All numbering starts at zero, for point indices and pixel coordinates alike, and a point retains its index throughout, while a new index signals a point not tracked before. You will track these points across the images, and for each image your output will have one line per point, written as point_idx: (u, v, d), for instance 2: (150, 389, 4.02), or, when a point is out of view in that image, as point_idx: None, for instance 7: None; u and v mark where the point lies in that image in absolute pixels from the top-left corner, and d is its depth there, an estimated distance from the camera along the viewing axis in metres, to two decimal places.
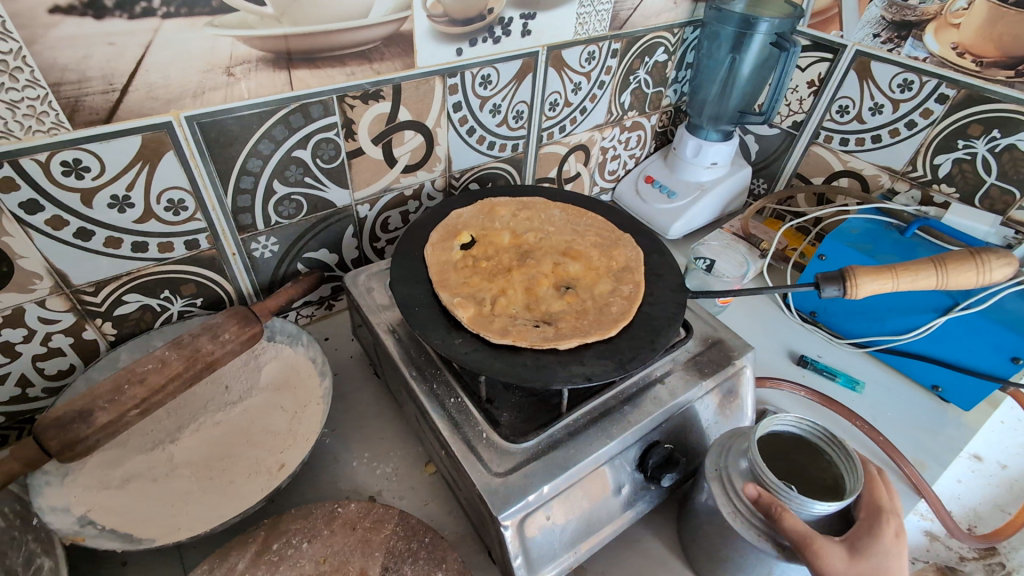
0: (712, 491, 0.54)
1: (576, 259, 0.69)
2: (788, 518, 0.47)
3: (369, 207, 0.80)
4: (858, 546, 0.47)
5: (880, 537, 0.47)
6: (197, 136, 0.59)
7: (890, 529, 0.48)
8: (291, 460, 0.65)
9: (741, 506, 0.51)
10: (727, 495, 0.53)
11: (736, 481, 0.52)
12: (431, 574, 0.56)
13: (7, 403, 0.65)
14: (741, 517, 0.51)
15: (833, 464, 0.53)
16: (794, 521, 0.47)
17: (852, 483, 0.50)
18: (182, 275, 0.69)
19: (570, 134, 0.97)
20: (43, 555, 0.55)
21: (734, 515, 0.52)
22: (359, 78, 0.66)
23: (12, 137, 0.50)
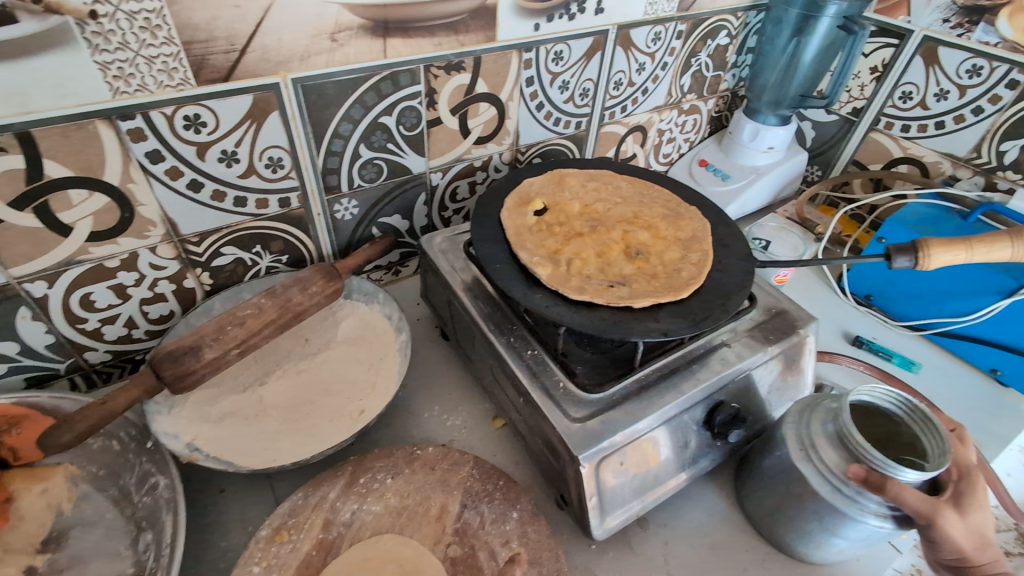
0: (801, 468, 0.55)
1: (644, 228, 0.72)
2: (905, 493, 0.49)
3: (442, 175, 0.84)
4: (963, 503, 0.50)
5: (978, 491, 0.51)
6: (300, 98, 0.64)
7: (979, 481, 0.52)
8: (371, 407, 0.69)
9: (837, 482, 0.53)
10: (817, 469, 0.54)
11: (827, 456, 0.54)
12: (506, 513, 0.59)
13: (114, 343, 0.71)
14: (839, 493, 0.52)
15: (902, 426, 0.57)
16: (908, 494, 0.49)
17: (937, 446, 0.52)
18: (273, 231, 0.74)
19: (630, 115, 0.99)
20: (156, 476, 0.61)
21: (832, 492, 0.53)
22: (445, 49, 0.70)
23: (146, 91, 0.54)
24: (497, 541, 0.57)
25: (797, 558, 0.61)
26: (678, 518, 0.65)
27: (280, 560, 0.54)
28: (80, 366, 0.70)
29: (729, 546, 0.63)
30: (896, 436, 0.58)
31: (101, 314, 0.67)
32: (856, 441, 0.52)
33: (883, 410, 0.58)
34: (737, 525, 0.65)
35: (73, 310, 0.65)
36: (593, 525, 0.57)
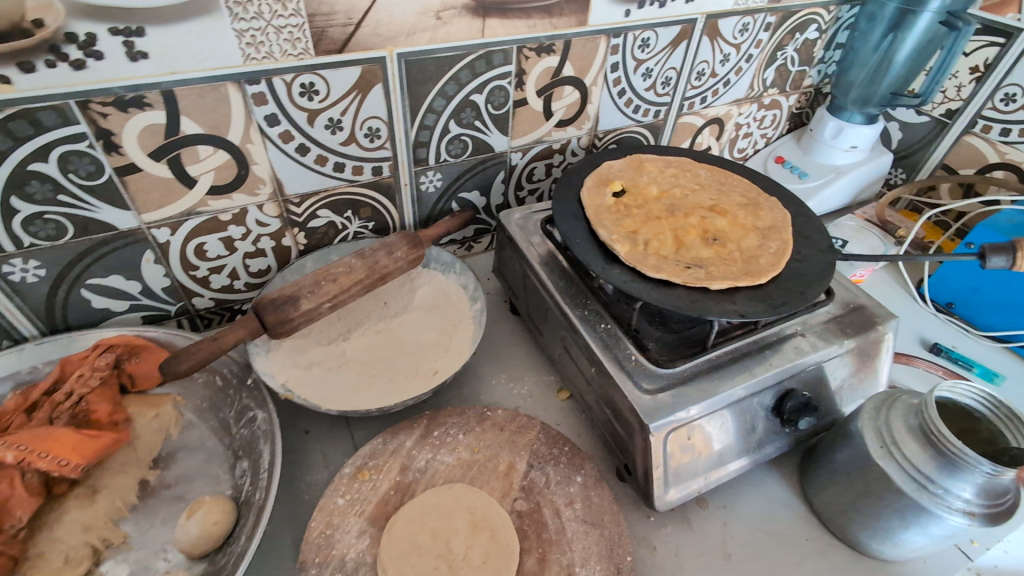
0: (883, 466, 0.54)
1: (722, 215, 0.72)
2: None
3: (521, 155, 0.87)
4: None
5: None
6: (402, 72, 0.68)
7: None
8: (444, 368, 0.73)
9: (924, 480, 0.52)
10: (901, 468, 0.53)
11: (911, 453, 0.53)
12: (571, 477, 0.62)
13: (218, 291, 0.78)
14: (926, 491, 0.52)
15: (982, 420, 0.56)
16: None
17: None
18: (364, 198, 0.78)
19: (709, 106, 0.99)
20: (252, 412, 0.67)
21: (919, 490, 0.52)
22: (538, 31, 0.73)
23: (272, 58, 0.60)
24: (562, 501, 0.60)
25: (858, 550, 0.61)
26: (738, 501, 0.65)
27: (362, 496, 0.59)
28: (187, 310, 0.77)
29: (789, 533, 0.63)
30: (971, 430, 0.57)
31: (210, 263, 0.74)
32: (945, 439, 0.51)
33: (961, 405, 0.57)
34: (798, 514, 0.65)
35: (188, 257, 0.72)
36: (656, 495, 0.59)
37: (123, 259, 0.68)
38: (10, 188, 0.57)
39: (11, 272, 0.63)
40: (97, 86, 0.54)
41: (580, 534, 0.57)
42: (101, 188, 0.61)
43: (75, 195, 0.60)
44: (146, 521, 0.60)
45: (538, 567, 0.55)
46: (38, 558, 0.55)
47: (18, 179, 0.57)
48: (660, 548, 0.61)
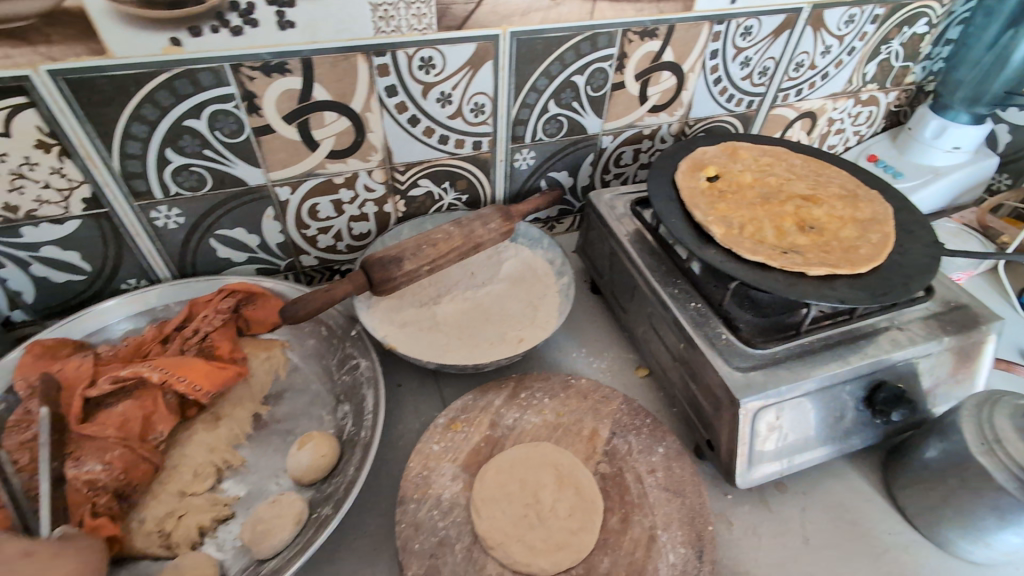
0: (982, 462, 0.53)
1: (820, 205, 0.72)
2: None
3: (612, 139, 0.89)
4: None
5: None
6: (513, 50, 0.71)
7: None
8: (529, 337, 0.76)
9: None
10: (1003, 464, 0.52)
11: (1016, 451, 0.51)
12: (652, 447, 0.64)
13: (323, 251, 0.84)
14: None
15: None
16: None
17: None
18: (461, 171, 0.83)
19: (803, 99, 0.97)
20: (353, 362, 0.72)
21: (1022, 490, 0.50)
22: (644, 15, 0.74)
23: (399, 32, 0.64)
24: (643, 468, 0.62)
25: (943, 548, 0.60)
26: (818, 489, 0.66)
27: (455, 444, 0.63)
28: (295, 266, 0.84)
29: (870, 524, 0.63)
30: None
31: (320, 223, 0.80)
32: None
33: None
34: (880, 508, 0.64)
35: (302, 216, 0.78)
36: (738, 473, 0.60)
37: (248, 214, 0.75)
38: (167, 140, 0.64)
39: (157, 218, 0.70)
40: (249, 51, 0.60)
41: (662, 500, 0.59)
42: (240, 146, 0.67)
43: (218, 151, 0.67)
44: (261, 449, 0.67)
45: (621, 526, 0.57)
46: (172, 470, 0.62)
47: (174, 133, 0.63)
48: (737, 524, 0.62)
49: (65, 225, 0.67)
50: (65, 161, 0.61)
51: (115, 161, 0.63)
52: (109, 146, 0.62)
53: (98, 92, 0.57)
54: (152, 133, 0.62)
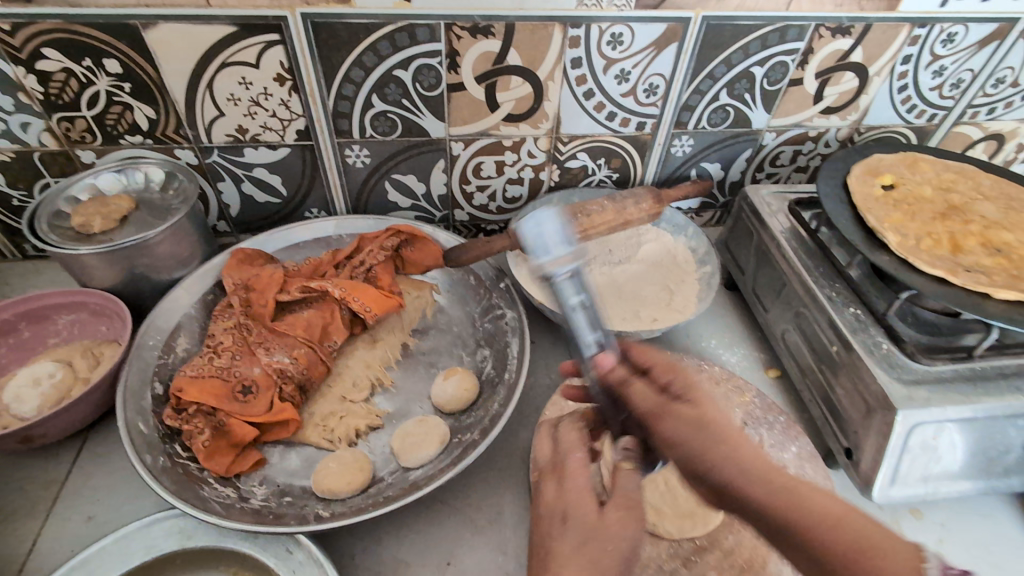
0: None
1: (1011, 229, 0.67)
2: None
3: (774, 136, 0.87)
4: None
5: None
6: (701, 34, 0.72)
7: None
8: (663, 318, 0.77)
9: None
10: None
11: None
12: (785, 444, 0.63)
13: (476, 208, 0.90)
14: None
15: None
16: None
17: None
18: (619, 150, 0.85)
19: (995, 119, 0.90)
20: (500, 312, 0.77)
21: None
22: (843, 11, 0.72)
23: (598, 6, 0.67)
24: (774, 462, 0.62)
25: None
26: (961, 522, 0.62)
27: None
28: (448, 218, 0.90)
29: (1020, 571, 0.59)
30: None
31: (480, 182, 0.86)
32: None
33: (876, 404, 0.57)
34: None
35: (467, 172, 0.84)
36: (879, 487, 0.58)
37: (422, 163, 0.82)
38: (375, 87, 0.71)
39: (349, 155, 0.79)
40: (464, 12, 0.65)
41: None
42: (433, 99, 0.74)
43: (414, 102, 0.74)
44: (407, 374, 0.73)
45: None
46: (336, 377, 0.70)
47: (383, 81, 0.71)
48: None
49: (277, 151, 0.77)
50: (292, 95, 0.71)
51: (330, 100, 0.72)
52: (330, 86, 0.71)
53: (335, 37, 0.66)
54: (365, 79, 0.70)
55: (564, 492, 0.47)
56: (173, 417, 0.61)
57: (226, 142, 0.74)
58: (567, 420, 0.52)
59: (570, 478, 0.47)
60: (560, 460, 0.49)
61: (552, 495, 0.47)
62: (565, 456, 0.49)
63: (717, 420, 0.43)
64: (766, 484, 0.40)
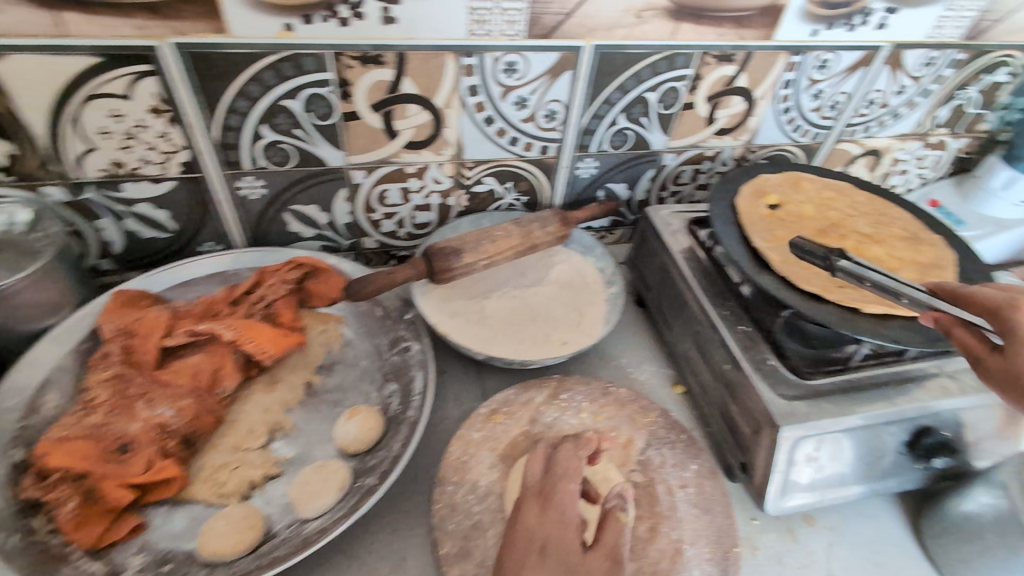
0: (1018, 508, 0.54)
1: (880, 244, 0.72)
2: None
3: (674, 157, 0.90)
4: None
5: None
6: (593, 63, 0.73)
7: None
8: (573, 341, 0.78)
9: None
10: None
11: None
12: (686, 462, 0.65)
13: (384, 235, 0.87)
14: None
15: None
16: None
17: None
18: (525, 174, 0.85)
19: (871, 137, 0.97)
20: (408, 343, 0.76)
21: None
22: (724, 40, 0.75)
23: (490, 36, 0.67)
24: (675, 482, 0.63)
25: None
26: (847, 525, 0.66)
27: (495, 434, 0.65)
28: (356, 247, 0.88)
29: (898, 567, 0.63)
30: None
31: (386, 209, 0.84)
32: None
33: (763, 420, 0.60)
34: (909, 554, 0.64)
35: (371, 201, 0.82)
36: (770, 498, 0.61)
37: (322, 193, 0.79)
38: (263, 117, 0.68)
39: (241, 187, 0.75)
40: (351, 42, 0.64)
41: (691, 515, 0.60)
42: (326, 128, 0.71)
43: (306, 131, 0.71)
44: (309, 415, 0.70)
45: (649, 534, 0.59)
46: (231, 425, 0.66)
47: (270, 111, 0.68)
48: (762, 550, 0.63)
49: (160, 185, 0.72)
50: (171, 127, 0.66)
51: (215, 131, 0.68)
52: (213, 117, 0.67)
53: (212, 67, 0.62)
54: (251, 109, 0.67)
55: (541, 513, 0.52)
56: (35, 487, 0.55)
57: (100, 177, 0.69)
58: (566, 448, 0.58)
59: (556, 507, 0.52)
60: (548, 489, 0.54)
61: (534, 519, 0.52)
62: (556, 485, 0.54)
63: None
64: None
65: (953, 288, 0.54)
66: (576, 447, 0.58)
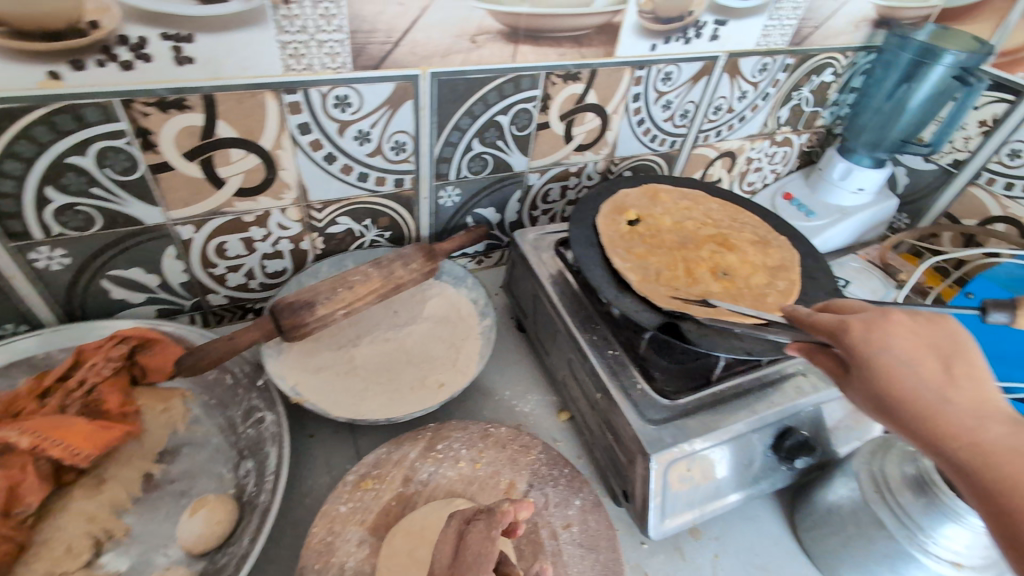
0: (867, 496, 0.57)
1: (733, 251, 0.74)
2: None
3: (538, 176, 0.88)
4: None
5: None
6: (434, 90, 0.69)
7: None
8: (450, 382, 0.74)
9: (907, 521, 0.54)
10: (888, 508, 0.56)
11: (902, 497, 0.55)
12: (569, 499, 0.63)
13: (233, 289, 0.79)
14: (894, 515, 0.55)
15: None
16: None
17: None
18: (383, 209, 0.80)
19: (723, 140, 1.01)
20: (264, 412, 0.68)
21: (892, 521, 0.55)
22: (567, 59, 0.74)
23: (311, 70, 0.61)
24: (559, 523, 0.61)
25: None
26: (730, 532, 0.67)
27: (364, 504, 0.60)
28: (201, 306, 0.78)
29: (779, 568, 0.65)
30: None
31: (229, 262, 0.75)
32: (934, 480, 0.53)
33: (634, 447, 0.59)
34: (788, 551, 0.67)
35: (208, 255, 0.73)
36: (651, 524, 0.60)
37: (145, 254, 0.69)
38: (46, 178, 0.58)
39: (37, 259, 0.64)
40: (142, 87, 0.55)
41: (576, 557, 0.59)
42: (133, 184, 0.62)
43: (107, 188, 0.61)
44: (148, 514, 0.61)
45: None
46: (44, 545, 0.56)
47: (55, 170, 0.58)
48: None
49: None
50: None
51: None
52: None
53: None
54: (28, 171, 0.57)
55: None
56: None
57: None
58: (477, 526, 0.49)
59: None
60: None
61: None
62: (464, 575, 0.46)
63: (983, 407, 0.35)
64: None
65: (799, 316, 0.44)
66: (489, 525, 0.49)
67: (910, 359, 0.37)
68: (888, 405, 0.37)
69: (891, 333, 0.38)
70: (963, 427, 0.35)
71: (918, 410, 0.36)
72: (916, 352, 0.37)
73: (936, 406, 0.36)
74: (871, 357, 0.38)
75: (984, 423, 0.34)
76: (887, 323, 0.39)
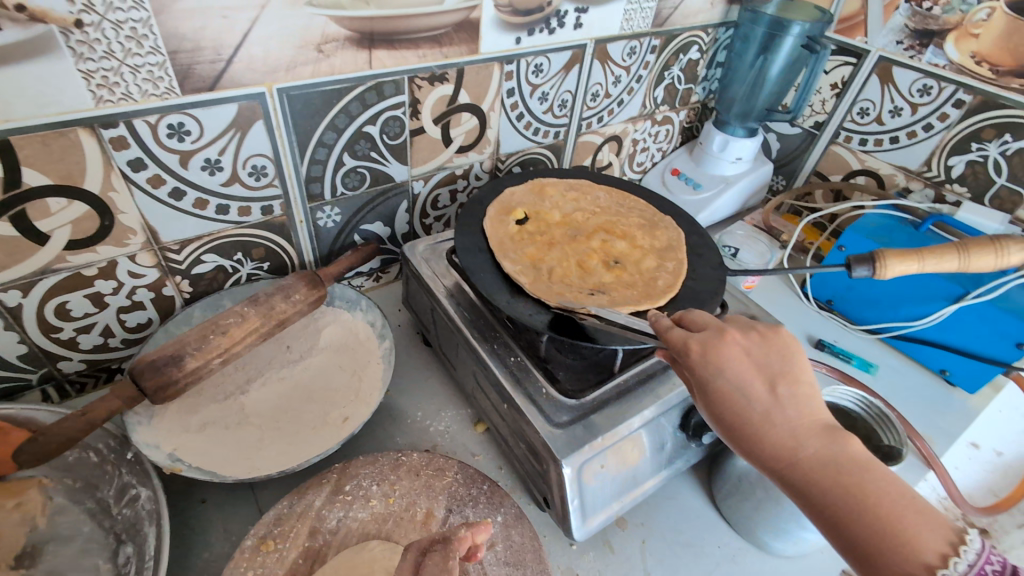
0: None
1: (622, 237, 0.75)
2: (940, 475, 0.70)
3: (423, 183, 0.85)
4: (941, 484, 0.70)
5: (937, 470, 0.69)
6: (285, 108, 0.64)
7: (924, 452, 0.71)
8: (354, 415, 0.69)
9: None
10: None
11: None
12: (490, 517, 0.60)
13: (89, 352, 0.70)
14: None
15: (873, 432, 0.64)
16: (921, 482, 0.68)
17: (896, 437, 0.62)
18: (254, 239, 0.73)
19: (606, 125, 1.02)
20: (139, 486, 0.60)
21: None
22: (429, 61, 0.71)
23: (130, 99, 0.54)
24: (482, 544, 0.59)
25: (765, 551, 0.65)
26: (654, 516, 0.68)
27: (266, 569, 0.55)
28: (52, 376, 0.69)
29: (703, 541, 0.66)
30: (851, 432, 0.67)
31: (76, 323, 0.66)
32: None
33: (544, 454, 0.58)
34: (709, 521, 0.68)
35: (48, 320, 0.64)
36: (574, 527, 0.58)
37: None
38: None
39: None
40: None
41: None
42: None
43: None
44: None
45: None
46: None
47: None
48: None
49: None
50: None
51: None
52: None
53: None
54: None
55: None
56: None
57: None
58: (434, 555, 0.48)
59: None
60: None
61: None
62: None
63: (800, 417, 0.44)
64: (827, 483, 0.41)
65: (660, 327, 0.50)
66: (447, 554, 0.48)
67: (742, 377, 0.45)
68: (728, 417, 0.45)
69: (728, 354, 0.46)
70: (784, 435, 0.43)
71: (749, 424, 0.44)
72: (746, 372, 0.45)
73: (760, 418, 0.44)
74: (712, 377, 0.45)
75: (796, 430, 0.43)
76: (723, 347, 0.46)
